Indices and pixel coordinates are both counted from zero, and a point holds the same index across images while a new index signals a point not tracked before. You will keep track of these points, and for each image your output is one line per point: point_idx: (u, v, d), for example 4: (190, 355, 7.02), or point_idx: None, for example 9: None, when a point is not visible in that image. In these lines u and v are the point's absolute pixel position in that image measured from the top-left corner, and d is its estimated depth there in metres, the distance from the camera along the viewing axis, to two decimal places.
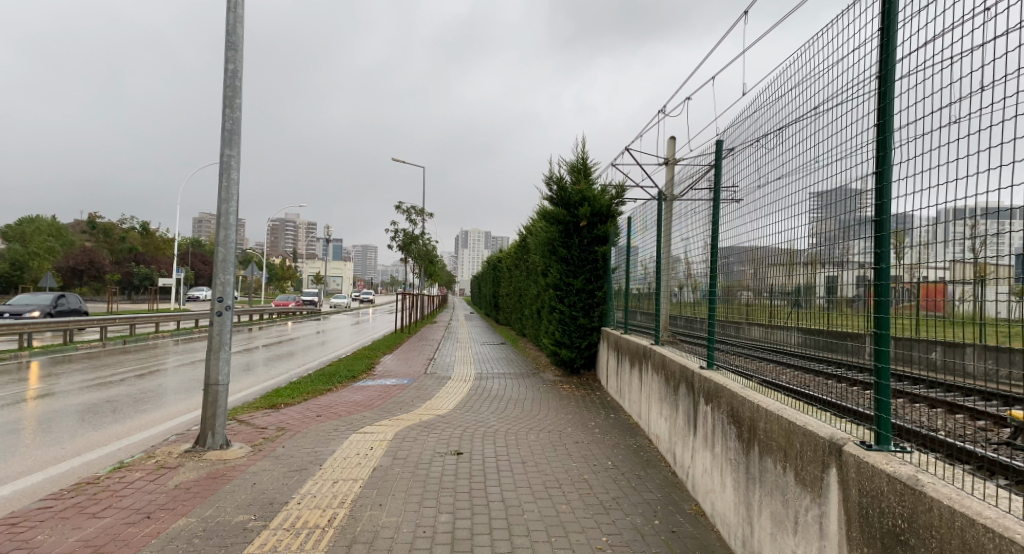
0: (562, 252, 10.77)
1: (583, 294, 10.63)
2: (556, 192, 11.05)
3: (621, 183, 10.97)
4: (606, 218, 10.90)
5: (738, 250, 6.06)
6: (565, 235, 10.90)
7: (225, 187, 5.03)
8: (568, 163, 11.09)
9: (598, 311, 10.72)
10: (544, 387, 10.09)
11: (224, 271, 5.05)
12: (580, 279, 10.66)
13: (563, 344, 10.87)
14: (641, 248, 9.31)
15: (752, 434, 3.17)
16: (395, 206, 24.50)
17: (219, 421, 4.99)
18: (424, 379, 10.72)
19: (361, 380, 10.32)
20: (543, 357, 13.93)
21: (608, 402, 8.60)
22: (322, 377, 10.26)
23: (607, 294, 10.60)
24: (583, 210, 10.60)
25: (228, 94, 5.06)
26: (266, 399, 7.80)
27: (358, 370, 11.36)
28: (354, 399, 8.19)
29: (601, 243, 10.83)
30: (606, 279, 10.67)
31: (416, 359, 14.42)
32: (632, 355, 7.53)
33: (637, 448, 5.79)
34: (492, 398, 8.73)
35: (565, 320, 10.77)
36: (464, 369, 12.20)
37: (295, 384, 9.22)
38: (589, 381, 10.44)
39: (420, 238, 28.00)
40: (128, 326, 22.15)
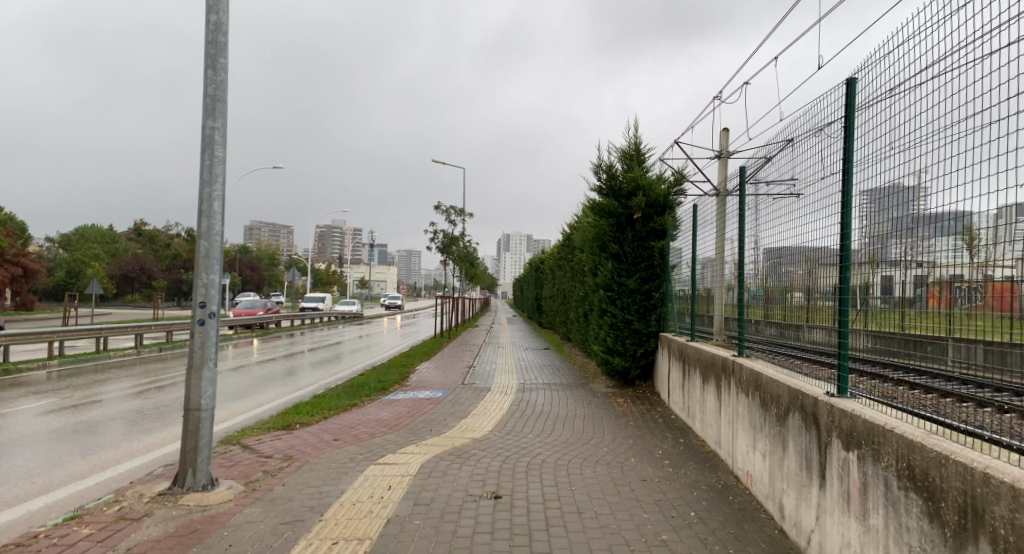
0: (614, 249, 9.54)
1: (639, 296, 9.38)
2: (606, 181, 9.84)
3: (682, 168, 9.60)
4: (664, 209, 9.59)
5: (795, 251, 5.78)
6: (616, 229, 9.65)
7: (207, 166, 4.11)
8: (619, 148, 9.83)
9: (657, 315, 9.43)
10: (595, 401, 8.88)
11: (208, 271, 4.14)
12: (635, 279, 9.41)
13: (615, 352, 9.63)
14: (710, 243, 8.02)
15: (967, 520, 1.88)
16: (435, 206, 23.61)
17: (201, 457, 4.10)
18: (460, 391, 9.67)
19: (391, 393, 9.36)
20: (592, 366, 12.66)
21: (673, 421, 7.31)
22: (349, 389, 9.34)
23: (667, 295, 9.32)
24: (638, 200, 9.34)
25: (210, 51, 4.13)
26: (279, 418, 6.91)
27: (390, 381, 10.40)
28: (379, 417, 7.21)
29: (659, 238, 9.54)
30: (666, 278, 9.38)
31: (454, 367, 13.42)
32: (706, 366, 6.16)
33: (723, 489, 4.52)
34: (536, 415, 7.58)
35: (617, 325, 9.53)
36: (505, 379, 11.10)
37: (318, 399, 8.33)
38: (649, 394, 9.12)
39: (460, 240, 27.05)
40: (167, 333, 22.07)
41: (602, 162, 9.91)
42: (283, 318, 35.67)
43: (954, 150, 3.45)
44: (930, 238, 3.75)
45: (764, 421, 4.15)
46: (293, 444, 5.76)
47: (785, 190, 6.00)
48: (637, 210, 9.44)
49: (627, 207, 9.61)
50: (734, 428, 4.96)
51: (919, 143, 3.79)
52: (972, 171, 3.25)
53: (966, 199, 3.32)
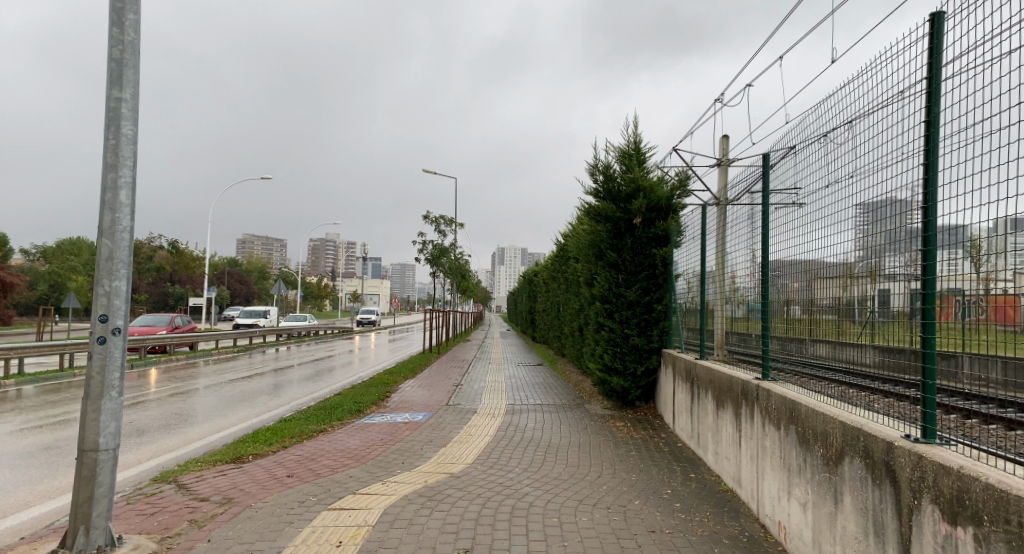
0: (612, 257, 8.77)
1: (638, 308, 8.61)
2: (602, 183, 9.11)
3: (686, 169, 8.82)
4: (667, 214, 8.82)
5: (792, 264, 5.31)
6: (613, 236, 8.90)
7: (110, 146, 3.29)
8: (616, 148, 9.11)
9: (661, 329, 8.63)
10: (591, 425, 8.05)
11: (111, 275, 3.30)
12: (635, 290, 8.63)
13: (613, 371, 8.82)
14: (718, 252, 7.26)
15: None
16: (424, 216, 22.77)
17: (97, 511, 3.23)
18: (443, 414, 8.81)
19: (366, 416, 8.48)
20: (588, 384, 11.83)
21: (680, 450, 6.48)
22: (320, 412, 8.46)
23: (671, 308, 8.53)
24: (637, 204, 8.57)
25: (115, 5, 3.32)
26: (231, 449, 6.03)
27: (367, 403, 9.52)
28: (347, 447, 6.34)
29: (661, 245, 8.77)
30: (669, 289, 8.60)
31: (441, 385, 12.55)
32: (720, 389, 5.36)
33: (750, 546, 3.69)
34: (525, 443, 6.74)
35: (616, 340, 8.73)
36: (493, 399, 10.24)
37: (282, 424, 7.44)
38: (653, 417, 8.27)
39: (451, 252, 26.24)
40: (142, 349, 21.08)
41: (600, 163, 9.17)
42: (269, 333, 34.64)
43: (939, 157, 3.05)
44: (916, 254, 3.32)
45: (803, 461, 3.35)
46: (237, 483, 4.89)
47: (784, 197, 5.50)
48: (637, 215, 8.67)
49: (627, 211, 8.85)
50: (760, 464, 4.16)
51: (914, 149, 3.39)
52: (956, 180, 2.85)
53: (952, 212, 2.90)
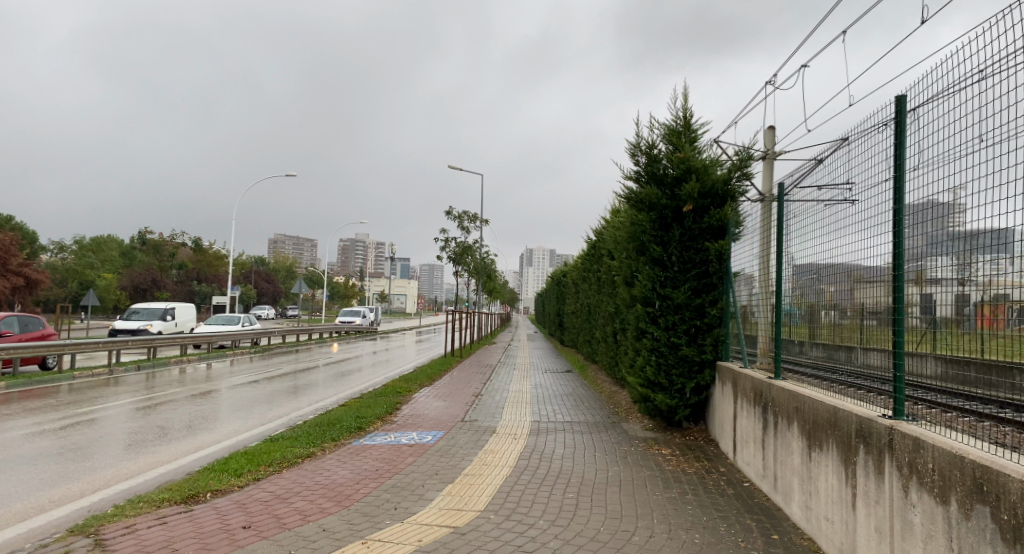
0: (656, 252, 7.44)
1: (688, 313, 7.25)
2: (645, 166, 7.77)
3: (747, 147, 7.33)
4: (723, 201, 7.38)
5: (840, 269, 5.08)
6: (658, 227, 7.57)
7: None
8: (662, 125, 7.75)
9: (717, 337, 7.22)
10: (631, 452, 6.70)
11: None
12: (684, 292, 7.27)
13: (657, 386, 7.46)
14: (787, 250, 5.98)
15: None
16: (447, 212, 21.58)
17: None
18: (457, 433, 7.58)
19: (367, 436, 7.31)
20: (624, 399, 10.48)
21: (747, 491, 5.10)
22: (312, 431, 7.29)
23: (729, 313, 7.12)
24: (687, 189, 7.20)
25: None
26: (188, 482, 4.89)
27: (370, 419, 8.32)
28: (331, 483, 5.14)
29: (715, 237, 7.36)
30: (725, 291, 7.20)
31: (459, 396, 11.34)
32: (816, 423, 3.95)
33: None
34: (551, 479, 5.46)
35: (660, 351, 7.40)
36: (515, 415, 8.98)
37: (266, 446, 6.31)
38: (708, 446, 6.83)
39: (474, 251, 25.06)
40: (153, 350, 20.31)
41: (642, 142, 7.84)
42: (290, 333, 33.89)
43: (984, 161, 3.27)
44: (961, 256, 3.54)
45: None
46: (174, 538, 3.75)
47: (838, 196, 5.09)
48: (687, 201, 7.29)
49: (675, 196, 7.50)
50: (898, 549, 2.78)
51: (951, 157, 3.58)
52: (1005, 183, 3.08)
53: (1001, 211, 3.14)
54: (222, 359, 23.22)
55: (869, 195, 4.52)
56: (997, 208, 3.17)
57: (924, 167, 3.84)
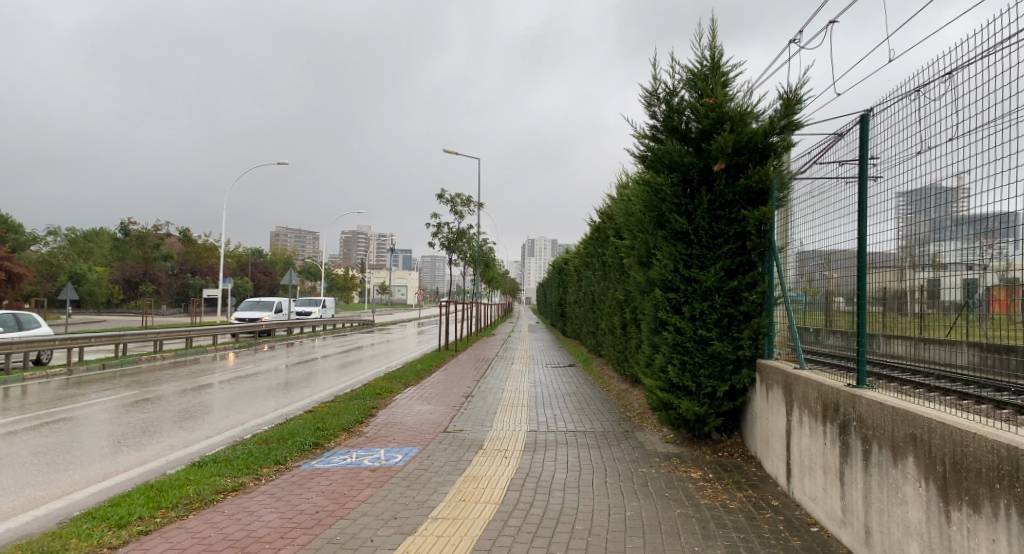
0: (678, 224, 6.02)
1: (720, 299, 5.84)
2: (665, 120, 6.30)
3: (795, 87, 5.70)
4: (765, 157, 5.84)
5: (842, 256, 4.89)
6: (681, 193, 6.12)
7: None
8: (686, 69, 6.24)
9: (759, 329, 5.74)
10: (651, 475, 5.28)
11: None
12: (715, 274, 5.85)
13: (680, 389, 6.06)
14: (821, 228, 5.26)
15: None
16: (439, 195, 20.13)
17: None
18: (435, 449, 6.21)
19: (322, 456, 5.92)
20: (637, 400, 9.11)
21: (820, 544, 3.64)
22: (253, 451, 5.88)
23: (774, 297, 5.68)
24: (718, 143, 5.73)
25: None
26: (34, 545, 3.50)
27: (333, 431, 6.90)
28: (242, 537, 3.73)
29: (753, 204, 5.88)
30: (767, 271, 5.75)
31: (448, 397, 9.98)
32: (955, 463, 2.50)
33: None
34: (550, 524, 4.07)
35: (684, 346, 6.00)
36: (510, 422, 7.61)
37: (179, 478, 4.89)
38: (753, 469, 5.31)
39: (470, 238, 23.67)
40: (124, 347, 18.89)
41: (659, 89, 6.37)
42: (283, 326, 32.57)
43: (973, 145, 3.59)
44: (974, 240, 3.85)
45: None
46: None
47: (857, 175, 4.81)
48: (718, 159, 5.84)
49: (702, 153, 6.02)
50: None
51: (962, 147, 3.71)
52: (993, 171, 3.44)
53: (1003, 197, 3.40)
54: (205, 353, 21.89)
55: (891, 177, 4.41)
56: (987, 194, 3.54)
57: (920, 157, 4.11)
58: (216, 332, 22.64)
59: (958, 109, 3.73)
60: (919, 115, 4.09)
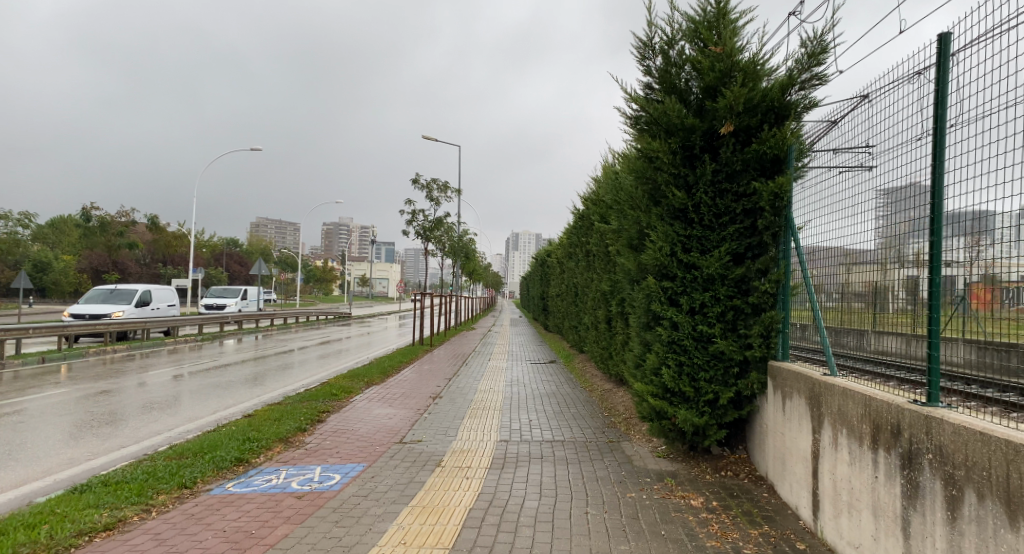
0: (676, 199, 5.04)
1: (725, 288, 4.87)
2: (662, 75, 5.28)
3: (820, 34, 4.71)
4: (782, 118, 4.85)
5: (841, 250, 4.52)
6: (682, 160, 5.11)
7: None
8: (689, 13, 5.21)
9: (772, 325, 4.76)
10: (642, 503, 4.29)
11: None
12: (720, 258, 4.89)
13: (674, 394, 5.10)
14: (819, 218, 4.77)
15: None
16: (414, 179, 18.99)
17: None
18: (383, 466, 5.15)
19: (241, 477, 4.81)
20: (622, 403, 8.15)
21: None
22: (154, 470, 4.73)
23: (791, 285, 4.75)
24: (725, 100, 4.74)
25: None
26: None
27: (265, 443, 5.76)
28: None
29: (766, 175, 4.91)
30: (785, 255, 4.78)
31: (412, 399, 8.90)
32: None
33: None
34: None
35: (682, 344, 5.03)
36: (478, 430, 6.59)
37: (37, 513, 3.75)
38: (766, 496, 4.37)
39: (448, 227, 22.52)
40: (71, 339, 17.42)
41: (656, 38, 5.35)
42: (252, 318, 31.05)
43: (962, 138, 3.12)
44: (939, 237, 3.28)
45: None
46: None
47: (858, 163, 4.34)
48: (725, 120, 4.85)
49: (706, 114, 5.04)
50: None
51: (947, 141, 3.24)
52: (981, 166, 2.96)
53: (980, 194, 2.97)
54: (161, 345, 20.37)
55: (889, 166, 3.93)
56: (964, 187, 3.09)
57: (917, 144, 3.60)
58: (176, 324, 21.21)
59: (963, 91, 3.16)
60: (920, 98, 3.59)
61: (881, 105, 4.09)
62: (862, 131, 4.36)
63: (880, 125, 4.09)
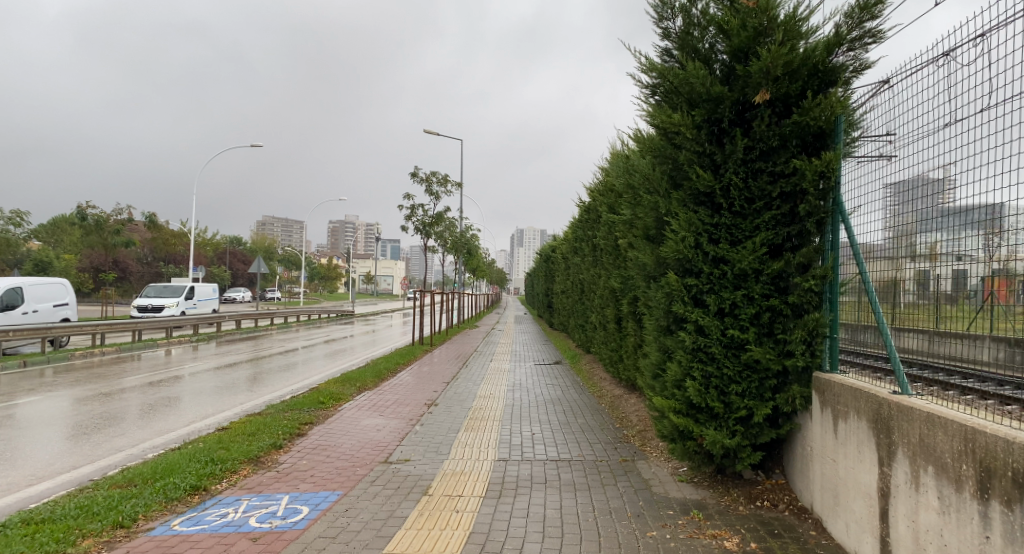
0: (701, 180, 4.30)
1: (758, 287, 4.16)
2: (682, 37, 4.51)
3: None
4: (827, 86, 4.08)
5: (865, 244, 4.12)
6: (708, 138, 4.36)
7: None
8: None
9: (817, 330, 4.01)
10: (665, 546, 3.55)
11: None
12: (754, 250, 4.18)
13: (698, 410, 4.38)
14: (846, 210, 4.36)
15: None
16: (413, 171, 18.25)
17: None
18: (361, 496, 4.44)
19: (190, 511, 4.11)
20: (634, 411, 7.43)
21: None
22: (89, 502, 4.04)
23: (841, 282, 4.01)
24: (759, 62, 3.98)
25: None
26: None
27: (230, 466, 5.07)
28: None
29: (808, 152, 4.15)
30: (833, 245, 4.03)
31: (405, 408, 8.19)
32: None
33: None
34: None
35: (709, 351, 4.31)
36: (475, 446, 5.90)
37: None
38: (814, 536, 3.63)
39: (449, 223, 21.81)
40: (57, 341, 16.71)
41: None
42: (253, 317, 30.47)
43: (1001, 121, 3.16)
44: (981, 221, 3.42)
45: None
46: None
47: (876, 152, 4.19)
48: (759, 87, 4.09)
49: (736, 80, 4.28)
50: None
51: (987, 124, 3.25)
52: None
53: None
54: (153, 346, 19.71)
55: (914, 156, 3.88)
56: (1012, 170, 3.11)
57: (948, 129, 3.54)
58: (169, 324, 20.49)
59: (995, 72, 3.19)
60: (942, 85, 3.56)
61: (898, 94, 4.00)
62: (882, 118, 4.17)
63: (899, 112, 3.99)
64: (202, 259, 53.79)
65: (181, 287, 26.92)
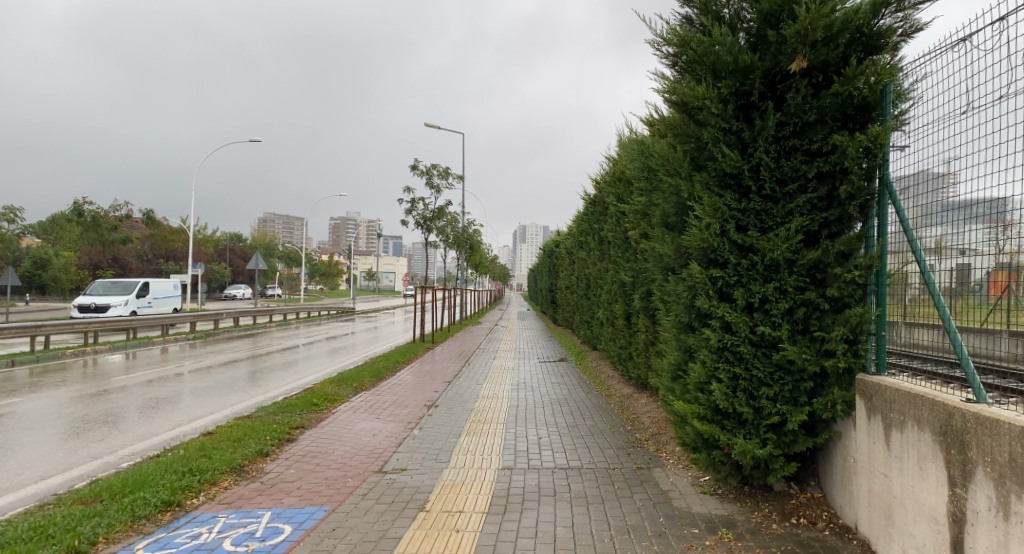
0: (728, 160, 3.85)
1: (793, 279, 3.71)
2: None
3: None
4: (873, 52, 3.59)
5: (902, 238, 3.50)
6: (736, 112, 3.90)
7: None
8: None
9: (862, 327, 3.55)
10: None
11: None
12: (788, 238, 3.73)
13: (725, 415, 3.95)
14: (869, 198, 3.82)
15: None
16: (412, 164, 17.75)
17: None
18: (352, 514, 4.00)
19: (157, 532, 3.68)
20: (646, 413, 7.00)
21: None
22: (45, 523, 3.62)
23: (888, 272, 3.55)
24: (795, 25, 3.49)
25: None
26: None
27: (209, 477, 4.64)
28: None
29: (848, 127, 3.68)
30: (881, 233, 3.58)
31: (403, 409, 7.77)
32: None
33: None
34: None
35: (736, 351, 3.87)
36: (475, 453, 5.46)
37: None
38: None
39: (451, 217, 21.35)
40: (49, 341, 16.30)
41: None
42: (253, 314, 30.06)
43: None
44: (1001, 218, 2.91)
45: None
46: None
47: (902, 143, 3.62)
48: (795, 54, 3.61)
49: (767, 47, 3.80)
50: None
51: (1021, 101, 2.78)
52: None
53: None
54: (149, 343, 19.32)
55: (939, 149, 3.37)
56: None
57: (980, 115, 3.06)
58: (165, 322, 20.07)
59: None
60: (982, 66, 3.10)
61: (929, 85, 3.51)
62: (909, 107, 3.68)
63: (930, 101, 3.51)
64: (202, 255, 53.42)
65: (130, 285, 24.39)
